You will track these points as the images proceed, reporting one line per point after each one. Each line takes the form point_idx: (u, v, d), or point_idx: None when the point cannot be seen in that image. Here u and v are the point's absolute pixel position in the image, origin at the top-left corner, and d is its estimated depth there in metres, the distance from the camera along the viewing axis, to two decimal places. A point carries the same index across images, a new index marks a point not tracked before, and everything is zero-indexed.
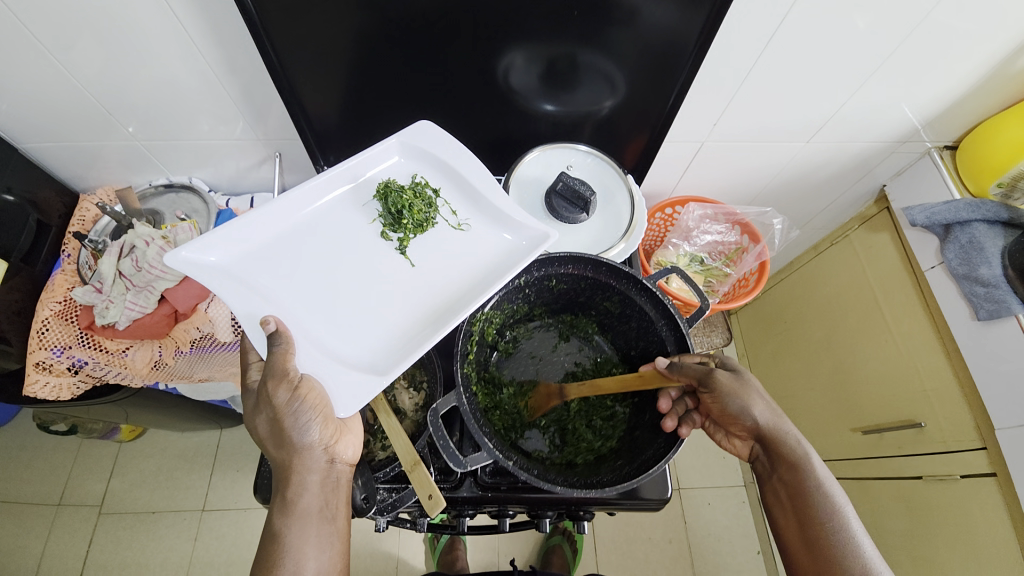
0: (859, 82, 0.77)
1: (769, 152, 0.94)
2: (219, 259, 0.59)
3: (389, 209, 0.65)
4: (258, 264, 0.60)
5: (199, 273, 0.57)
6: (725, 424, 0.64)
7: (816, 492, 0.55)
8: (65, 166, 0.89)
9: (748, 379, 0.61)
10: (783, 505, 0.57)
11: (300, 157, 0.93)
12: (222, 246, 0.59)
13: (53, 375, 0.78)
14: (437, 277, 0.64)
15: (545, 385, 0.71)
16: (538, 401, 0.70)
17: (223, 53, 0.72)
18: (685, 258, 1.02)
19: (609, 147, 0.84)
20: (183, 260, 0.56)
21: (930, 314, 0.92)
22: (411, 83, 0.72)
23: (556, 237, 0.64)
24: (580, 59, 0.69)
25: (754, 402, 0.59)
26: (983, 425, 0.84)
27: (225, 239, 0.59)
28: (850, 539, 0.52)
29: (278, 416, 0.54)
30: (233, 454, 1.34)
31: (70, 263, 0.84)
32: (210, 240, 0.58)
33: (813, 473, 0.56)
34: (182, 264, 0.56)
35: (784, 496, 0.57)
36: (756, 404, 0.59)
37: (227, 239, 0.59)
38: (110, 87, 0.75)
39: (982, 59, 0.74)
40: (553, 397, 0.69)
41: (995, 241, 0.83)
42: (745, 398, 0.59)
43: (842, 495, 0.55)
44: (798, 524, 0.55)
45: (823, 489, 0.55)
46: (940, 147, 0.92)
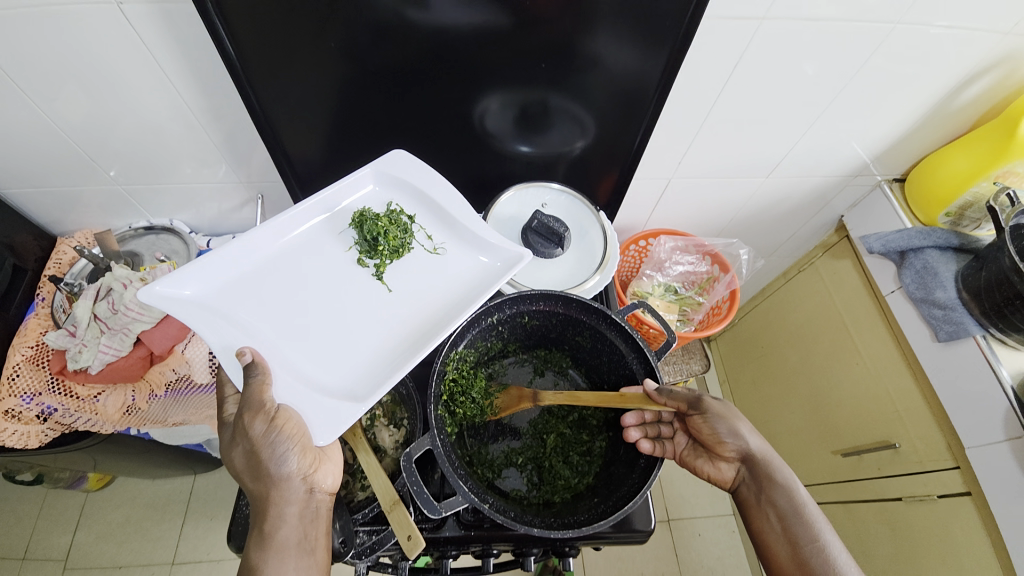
0: (811, 120, 0.83)
1: (734, 188, 0.99)
2: (194, 292, 0.59)
3: (365, 237, 0.66)
4: (235, 297, 0.61)
5: (173, 307, 0.56)
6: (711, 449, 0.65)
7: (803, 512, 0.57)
8: (44, 211, 0.90)
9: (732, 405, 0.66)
10: (775, 529, 0.58)
11: (281, 199, 0.95)
12: (197, 280, 0.60)
13: (21, 423, 0.75)
14: (415, 302, 0.65)
15: (516, 388, 0.71)
16: (508, 401, 0.71)
17: (207, 99, 0.74)
18: (660, 288, 1.04)
19: (582, 185, 0.88)
20: (158, 295, 0.56)
21: (894, 334, 0.96)
22: (392, 128, 0.75)
23: (530, 257, 0.66)
24: (551, 103, 0.73)
25: (741, 425, 0.63)
26: (955, 445, 0.86)
27: (200, 273, 0.60)
28: (838, 557, 0.54)
29: (254, 448, 0.53)
30: (207, 501, 1.29)
31: (44, 307, 0.83)
32: (185, 274, 0.59)
33: (800, 496, 0.58)
34: (157, 298, 0.56)
35: (774, 520, 0.58)
36: (743, 427, 0.63)
37: (202, 273, 0.60)
38: (94, 132, 0.77)
39: (920, 99, 0.81)
40: (524, 400, 0.69)
41: (947, 265, 0.87)
42: (733, 421, 0.64)
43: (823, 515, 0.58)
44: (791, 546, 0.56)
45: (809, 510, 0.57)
46: (889, 180, 0.98)
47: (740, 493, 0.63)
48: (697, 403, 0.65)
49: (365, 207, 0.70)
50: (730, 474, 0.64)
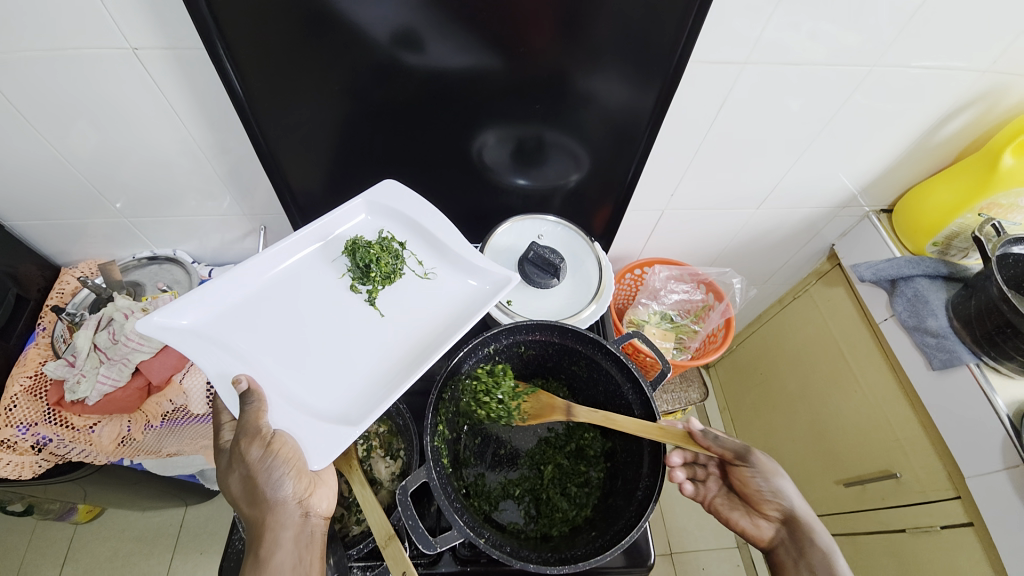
0: (798, 153, 0.86)
1: (726, 218, 1.02)
2: (192, 321, 0.60)
3: (357, 263, 0.67)
4: (230, 324, 0.62)
5: (173, 337, 0.58)
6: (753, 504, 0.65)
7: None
8: (50, 241, 0.91)
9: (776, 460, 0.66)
10: None
11: (284, 230, 0.97)
12: (194, 309, 0.61)
13: (15, 454, 0.75)
14: (406, 325, 0.66)
15: (547, 395, 0.70)
16: (537, 408, 0.70)
17: (214, 135, 0.77)
18: (656, 316, 1.05)
19: (578, 216, 0.90)
20: (157, 326, 0.57)
21: (890, 362, 0.97)
22: (392, 162, 0.78)
23: (517, 280, 0.68)
24: (546, 138, 0.76)
25: (788, 486, 0.63)
26: (955, 475, 0.85)
27: (198, 302, 0.61)
28: None
29: (251, 473, 0.53)
30: (198, 535, 1.26)
31: (44, 336, 0.83)
32: (184, 304, 0.60)
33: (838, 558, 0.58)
34: (156, 329, 0.57)
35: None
36: (790, 488, 0.63)
37: (200, 303, 0.61)
38: (103, 166, 0.79)
39: (902, 134, 0.84)
40: (556, 410, 0.68)
41: (938, 294, 0.89)
42: (781, 480, 0.63)
43: None
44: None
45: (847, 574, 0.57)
46: (876, 210, 1.01)
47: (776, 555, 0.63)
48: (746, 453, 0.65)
49: (357, 233, 0.72)
50: (769, 534, 0.64)
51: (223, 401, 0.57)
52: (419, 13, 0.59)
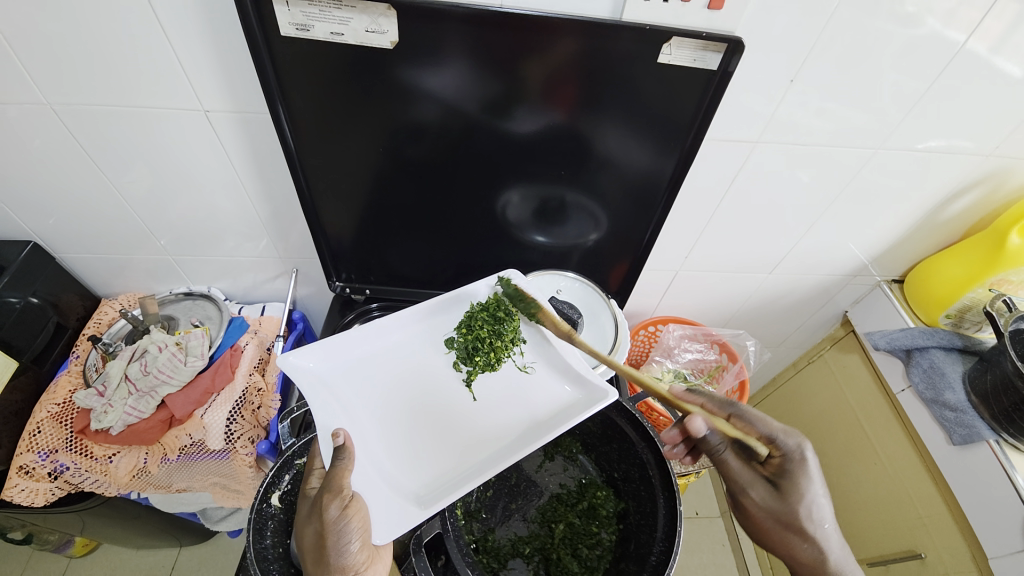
0: (809, 222, 0.90)
1: (740, 281, 1.04)
2: (317, 364, 0.65)
3: (467, 344, 0.70)
4: (347, 378, 0.66)
5: (301, 377, 0.62)
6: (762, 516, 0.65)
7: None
8: (96, 273, 0.97)
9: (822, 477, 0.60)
10: None
11: (314, 273, 1.02)
12: (323, 355, 0.65)
13: (31, 481, 0.77)
14: (493, 410, 0.67)
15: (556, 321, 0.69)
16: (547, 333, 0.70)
17: (262, 184, 0.83)
18: (670, 373, 1.04)
19: (596, 272, 0.94)
20: (290, 363, 0.63)
21: (909, 433, 0.94)
22: (423, 215, 0.83)
23: (613, 397, 0.64)
24: (567, 199, 0.81)
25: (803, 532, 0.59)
26: (979, 556, 0.81)
27: (327, 350, 0.66)
28: None
29: (324, 532, 0.53)
30: None
31: (76, 364, 0.87)
32: (316, 348, 0.65)
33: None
34: (289, 366, 0.62)
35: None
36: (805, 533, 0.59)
37: (329, 351, 0.66)
38: (157, 207, 0.86)
39: (909, 208, 0.88)
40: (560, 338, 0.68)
41: (954, 366, 0.89)
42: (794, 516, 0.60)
43: None
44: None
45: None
46: (888, 280, 1.03)
47: None
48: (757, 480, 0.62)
49: (473, 305, 0.74)
50: None
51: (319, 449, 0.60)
52: (460, 88, 0.66)
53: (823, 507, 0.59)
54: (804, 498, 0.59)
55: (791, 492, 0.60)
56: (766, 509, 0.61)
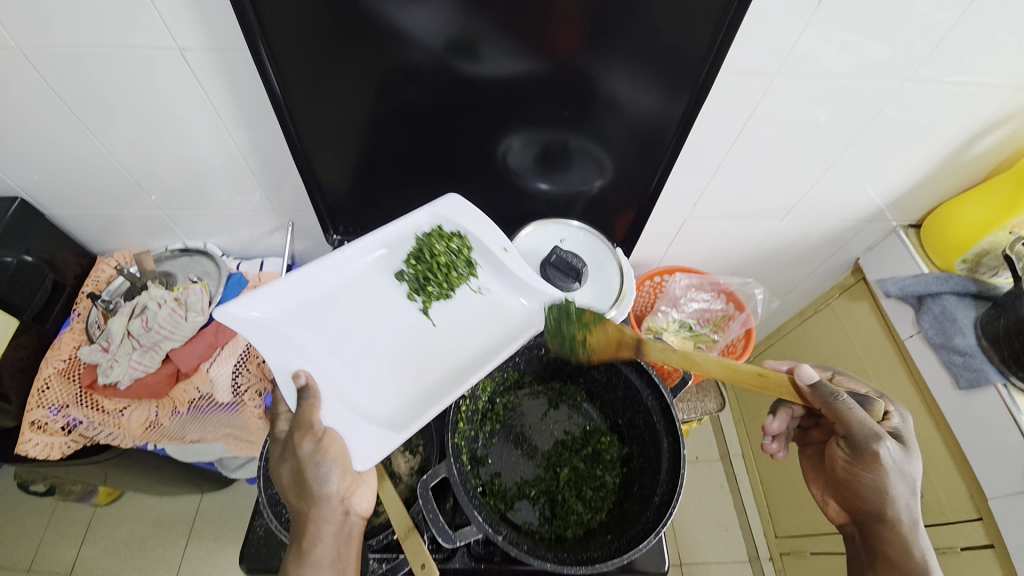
0: (825, 165, 0.85)
1: (749, 228, 1.01)
2: (262, 314, 0.63)
3: (418, 275, 0.70)
4: (296, 320, 0.64)
5: (244, 328, 0.60)
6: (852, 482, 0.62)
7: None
8: (89, 230, 0.95)
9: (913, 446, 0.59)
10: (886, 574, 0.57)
11: (310, 227, 0.99)
12: (264, 303, 0.63)
13: (45, 434, 0.79)
14: (458, 336, 0.68)
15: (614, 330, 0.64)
16: (604, 342, 0.64)
17: (249, 132, 0.79)
18: (675, 324, 1.05)
19: (601, 222, 0.90)
20: (230, 315, 0.60)
21: (916, 380, 0.94)
22: (420, 164, 0.79)
23: (570, 303, 0.68)
24: (571, 144, 0.76)
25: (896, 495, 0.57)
26: (977, 495, 0.83)
27: (268, 295, 0.63)
28: None
29: (301, 466, 0.56)
30: (213, 521, 1.29)
31: (78, 322, 0.86)
32: (255, 296, 0.62)
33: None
34: (228, 318, 0.60)
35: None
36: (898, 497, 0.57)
37: (271, 297, 0.63)
38: (143, 158, 0.82)
39: (934, 149, 0.83)
40: (625, 348, 0.64)
41: (966, 312, 0.87)
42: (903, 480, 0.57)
43: None
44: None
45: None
46: (904, 225, 0.99)
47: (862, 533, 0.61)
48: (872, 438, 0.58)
49: (419, 236, 0.72)
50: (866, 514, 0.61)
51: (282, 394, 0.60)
52: (454, 20, 0.60)
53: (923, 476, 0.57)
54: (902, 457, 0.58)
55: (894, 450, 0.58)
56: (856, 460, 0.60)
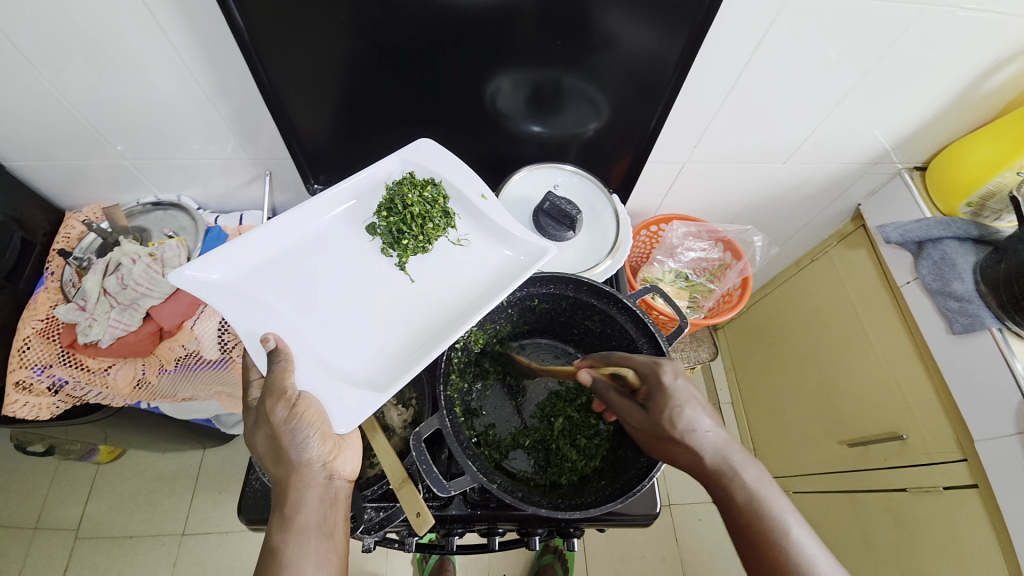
0: (832, 105, 0.81)
1: (750, 172, 0.97)
2: (222, 276, 0.60)
3: (390, 228, 0.66)
4: (262, 282, 0.61)
5: (203, 291, 0.57)
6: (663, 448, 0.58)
7: (763, 527, 0.47)
8: (54, 184, 0.89)
9: (692, 389, 0.55)
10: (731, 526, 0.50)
11: (290, 176, 0.94)
12: (225, 264, 0.60)
13: (32, 396, 0.77)
14: (438, 291, 0.65)
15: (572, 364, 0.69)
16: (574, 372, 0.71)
17: (214, 72, 0.72)
18: (671, 274, 1.03)
19: (596, 167, 0.86)
20: (188, 279, 0.57)
21: (907, 324, 0.95)
22: (404, 106, 0.74)
23: (554, 252, 0.65)
24: (564, 84, 0.71)
25: (671, 444, 0.53)
26: (963, 437, 0.85)
27: (229, 257, 0.60)
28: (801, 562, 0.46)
29: (276, 434, 0.54)
30: (215, 475, 1.31)
31: (53, 281, 0.83)
32: (213, 258, 0.59)
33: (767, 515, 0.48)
34: (186, 282, 0.57)
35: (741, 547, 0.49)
36: (672, 445, 0.53)
37: (232, 258, 0.60)
38: (103, 106, 0.76)
39: (946, 85, 0.78)
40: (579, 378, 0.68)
41: (966, 257, 0.86)
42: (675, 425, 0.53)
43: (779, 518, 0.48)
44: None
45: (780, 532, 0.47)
46: (910, 168, 0.96)
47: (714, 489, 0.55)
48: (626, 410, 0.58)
49: (390, 184, 0.70)
50: None
51: (251, 359, 0.58)
52: None
53: (691, 414, 0.53)
54: (676, 409, 0.53)
55: (660, 414, 0.54)
56: (648, 442, 0.56)
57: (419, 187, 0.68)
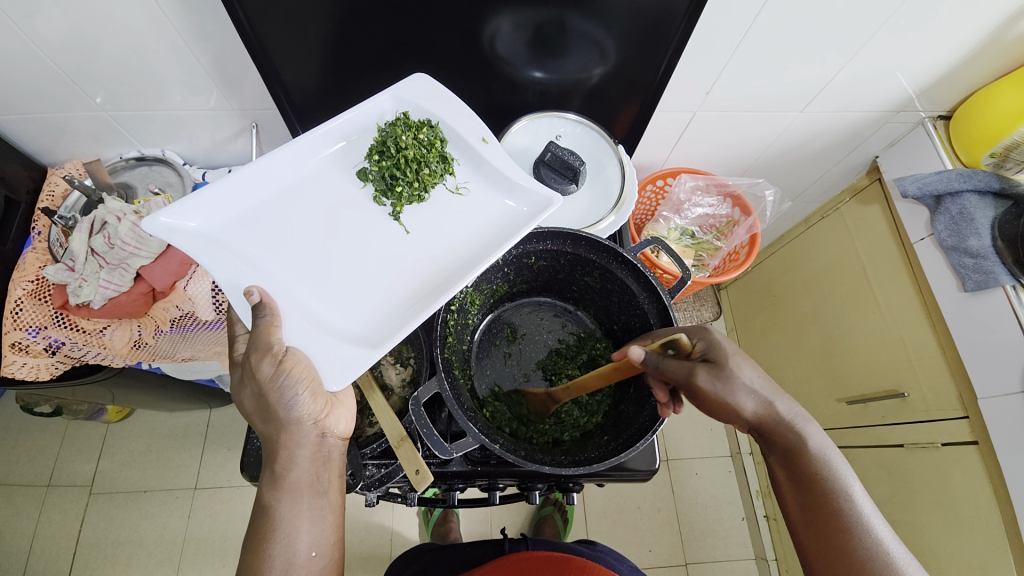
0: (855, 49, 0.75)
1: (763, 123, 0.92)
2: (200, 224, 0.57)
3: (383, 174, 0.63)
4: (241, 232, 0.59)
5: (180, 240, 0.55)
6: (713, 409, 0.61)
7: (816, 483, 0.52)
8: (32, 140, 0.85)
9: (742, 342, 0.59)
10: (786, 487, 0.55)
11: (278, 129, 0.89)
12: (203, 211, 0.57)
13: (29, 356, 0.76)
14: (431, 244, 0.63)
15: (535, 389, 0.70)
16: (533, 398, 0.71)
17: (190, 14, 0.67)
18: (677, 232, 1.01)
19: (600, 117, 0.82)
20: (162, 226, 0.55)
21: (918, 285, 0.93)
22: (395, 50, 0.68)
23: (560, 202, 0.62)
24: (569, 24, 0.65)
25: (738, 396, 0.56)
26: (966, 395, 0.85)
27: (206, 204, 0.57)
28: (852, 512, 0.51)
29: (263, 391, 0.53)
30: (223, 432, 1.34)
31: (41, 241, 0.81)
32: (188, 204, 0.56)
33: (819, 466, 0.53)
34: (161, 229, 0.54)
35: (781, 476, 0.55)
36: (740, 397, 0.56)
37: (209, 204, 0.57)
38: (77, 55, 0.71)
39: (983, 25, 0.72)
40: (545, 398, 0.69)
41: (985, 212, 0.83)
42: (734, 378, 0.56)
43: (840, 467, 0.53)
44: (802, 506, 0.53)
45: (826, 469, 0.53)
46: (933, 116, 0.91)
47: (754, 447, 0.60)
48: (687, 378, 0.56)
49: (382, 126, 0.66)
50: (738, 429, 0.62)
51: (235, 311, 0.57)
52: None
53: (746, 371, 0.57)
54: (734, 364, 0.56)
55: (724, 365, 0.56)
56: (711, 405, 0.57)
57: (410, 129, 0.64)
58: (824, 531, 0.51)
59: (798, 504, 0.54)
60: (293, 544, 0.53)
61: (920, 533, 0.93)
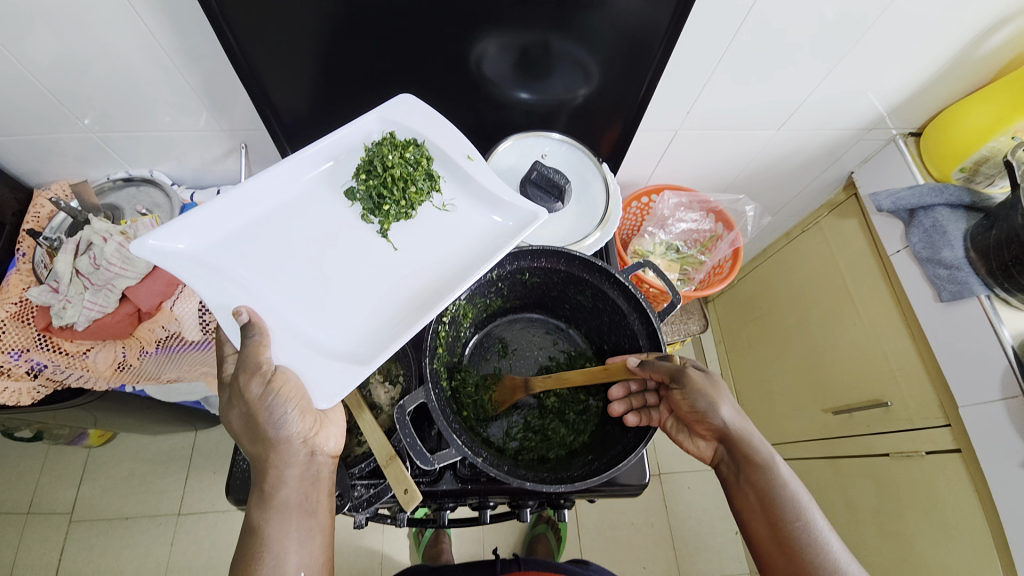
0: (826, 70, 0.79)
1: (743, 141, 0.95)
2: (188, 246, 0.57)
3: (370, 193, 0.64)
4: (230, 252, 0.59)
5: (169, 262, 0.55)
6: (690, 423, 0.62)
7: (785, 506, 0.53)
8: (19, 161, 0.85)
9: None
10: (754, 509, 0.55)
11: (267, 149, 0.90)
12: (192, 232, 0.57)
13: (11, 380, 0.75)
14: (419, 261, 0.63)
15: (510, 380, 0.71)
16: (504, 394, 0.71)
17: (181, 38, 0.68)
18: (662, 246, 1.03)
19: (584, 136, 0.84)
20: (151, 249, 0.55)
21: (897, 297, 0.95)
22: (384, 72, 0.70)
23: (545, 217, 0.64)
24: (552, 47, 0.67)
25: (722, 403, 0.58)
26: (947, 403, 0.87)
27: (194, 225, 0.57)
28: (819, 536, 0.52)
29: (252, 411, 0.53)
30: (209, 455, 1.31)
31: (25, 262, 0.80)
32: (176, 227, 0.56)
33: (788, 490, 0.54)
34: (150, 252, 0.54)
35: (751, 499, 0.56)
36: (723, 405, 0.58)
37: (198, 226, 0.58)
38: (67, 78, 0.71)
39: (944, 47, 0.76)
40: (519, 390, 0.69)
41: (957, 224, 0.86)
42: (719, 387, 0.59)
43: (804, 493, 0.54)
44: (771, 529, 0.53)
45: (793, 493, 0.54)
46: (904, 134, 0.95)
47: (721, 470, 0.61)
48: (679, 376, 0.59)
49: (369, 146, 0.67)
50: (709, 452, 0.62)
51: (224, 331, 0.56)
52: None
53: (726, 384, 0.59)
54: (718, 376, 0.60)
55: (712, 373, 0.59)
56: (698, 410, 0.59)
57: (395, 147, 0.65)
58: (794, 555, 0.51)
59: (764, 527, 0.54)
60: (282, 565, 0.52)
61: (909, 542, 0.94)
